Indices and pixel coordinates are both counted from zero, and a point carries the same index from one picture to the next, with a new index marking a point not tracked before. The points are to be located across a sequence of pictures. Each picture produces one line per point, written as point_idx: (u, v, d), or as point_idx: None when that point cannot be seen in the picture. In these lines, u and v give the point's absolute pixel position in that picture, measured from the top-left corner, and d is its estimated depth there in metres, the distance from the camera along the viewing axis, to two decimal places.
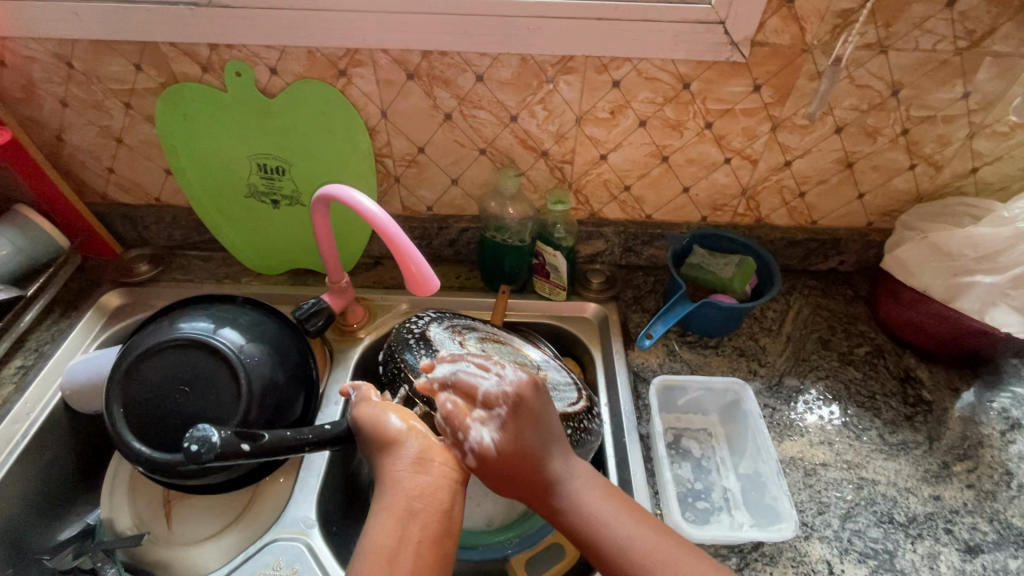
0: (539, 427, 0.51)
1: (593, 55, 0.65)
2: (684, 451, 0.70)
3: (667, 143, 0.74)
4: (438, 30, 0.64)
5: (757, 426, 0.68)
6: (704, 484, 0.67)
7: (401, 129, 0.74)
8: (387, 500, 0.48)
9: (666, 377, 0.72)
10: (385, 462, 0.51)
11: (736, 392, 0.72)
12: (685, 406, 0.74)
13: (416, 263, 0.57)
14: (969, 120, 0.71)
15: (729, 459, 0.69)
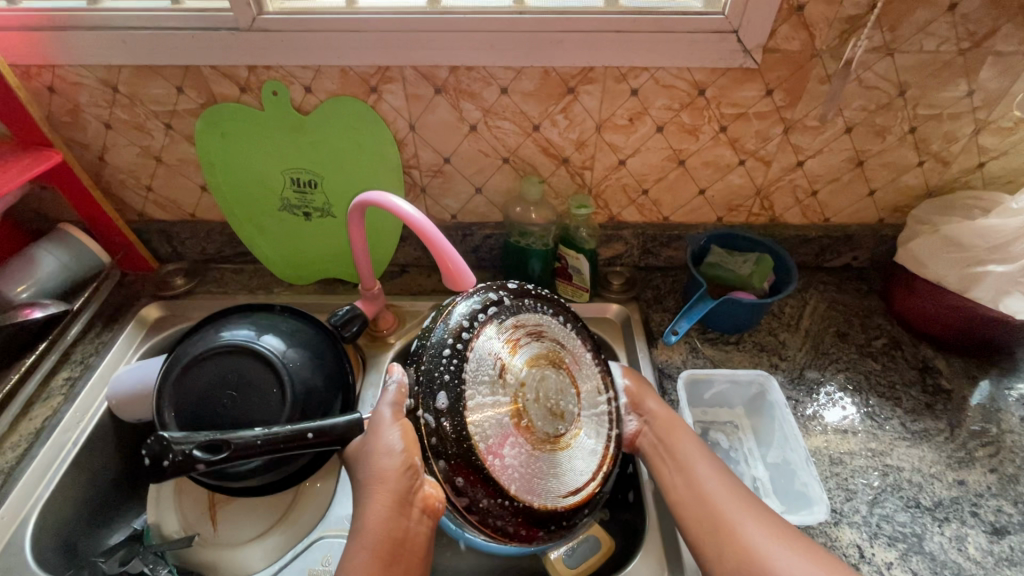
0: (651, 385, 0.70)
1: (613, 66, 0.69)
2: (712, 443, 0.73)
3: (684, 147, 0.77)
4: (466, 45, 0.67)
5: (783, 416, 0.70)
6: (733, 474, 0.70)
7: (428, 140, 0.78)
8: (366, 542, 0.52)
9: (693, 371, 0.75)
10: (369, 498, 0.54)
11: (761, 383, 0.74)
12: (711, 400, 0.77)
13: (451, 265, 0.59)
14: (975, 117, 0.73)
15: (757, 449, 0.72)
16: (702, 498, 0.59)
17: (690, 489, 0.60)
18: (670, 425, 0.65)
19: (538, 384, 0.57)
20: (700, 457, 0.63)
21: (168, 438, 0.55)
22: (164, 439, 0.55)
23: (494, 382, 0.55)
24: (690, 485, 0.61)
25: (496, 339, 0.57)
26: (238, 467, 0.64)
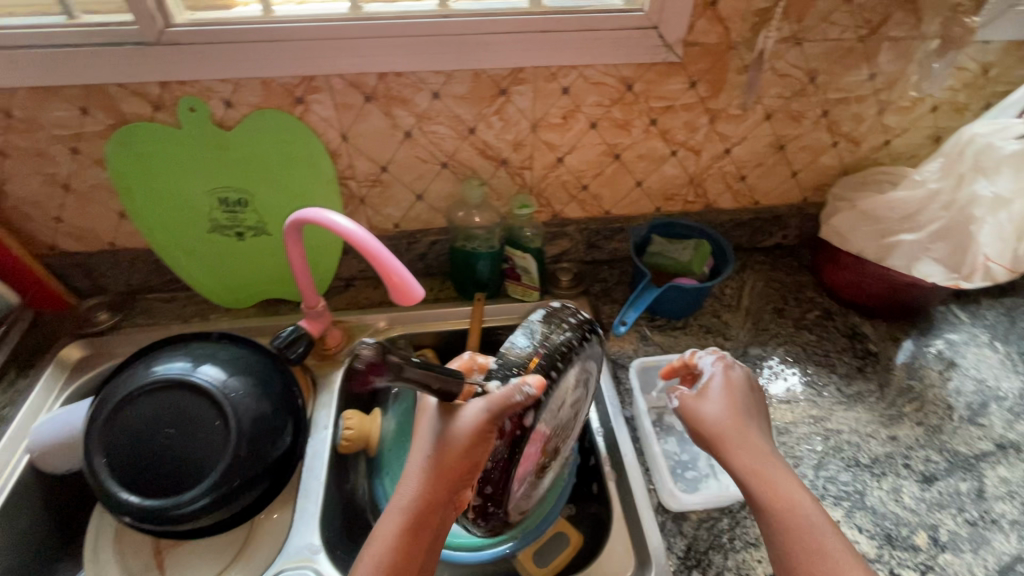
0: (754, 403, 0.62)
1: (541, 66, 0.69)
2: (669, 427, 0.74)
3: (618, 142, 0.79)
4: (392, 51, 0.66)
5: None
6: (690, 454, 0.71)
7: (363, 150, 0.76)
8: (397, 518, 0.53)
9: (643, 359, 0.77)
10: (416, 475, 0.53)
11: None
12: None
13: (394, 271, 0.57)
14: (878, 98, 0.79)
15: None
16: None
17: (777, 517, 0.53)
18: (776, 487, 0.55)
19: (572, 415, 0.63)
20: (815, 529, 0.52)
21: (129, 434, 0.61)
22: (124, 436, 0.61)
23: (559, 408, 0.59)
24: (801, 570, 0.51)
25: (576, 371, 0.60)
26: (183, 509, 0.60)
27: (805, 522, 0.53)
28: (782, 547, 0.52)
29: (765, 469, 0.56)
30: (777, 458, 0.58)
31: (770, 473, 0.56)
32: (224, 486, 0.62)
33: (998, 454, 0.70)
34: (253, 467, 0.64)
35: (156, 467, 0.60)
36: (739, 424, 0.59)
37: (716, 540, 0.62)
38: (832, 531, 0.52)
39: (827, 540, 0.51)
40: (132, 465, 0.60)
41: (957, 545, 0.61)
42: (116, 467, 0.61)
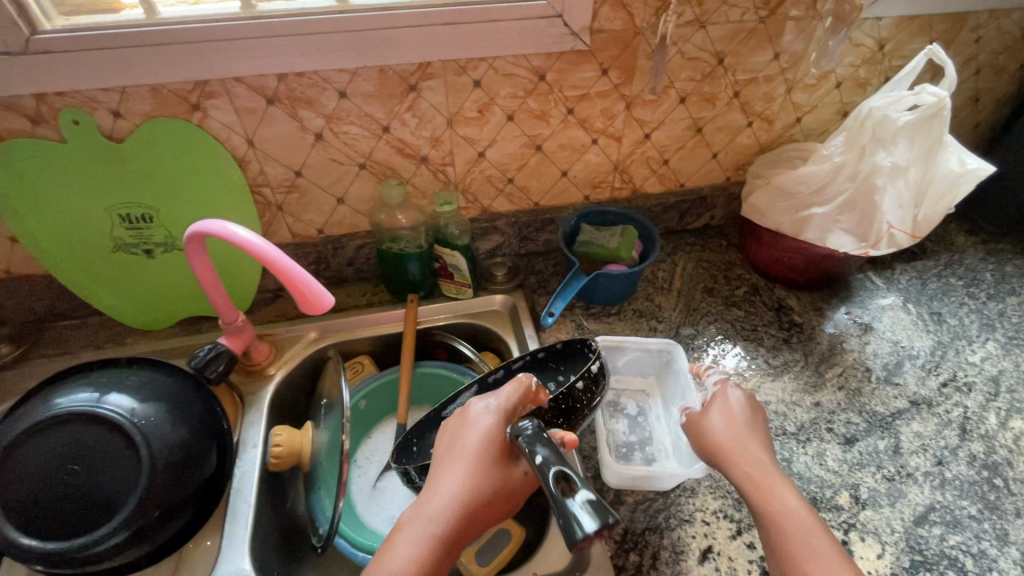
0: (758, 421, 0.63)
1: (449, 59, 0.68)
2: (621, 410, 0.77)
3: (537, 133, 0.79)
4: (289, 51, 0.63)
5: (685, 382, 0.73)
6: (637, 437, 0.74)
7: (272, 155, 0.73)
8: (419, 532, 0.50)
9: (607, 339, 0.76)
10: (453, 492, 0.52)
11: (670, 352, 0.77)
12: (624, 367, 0.80)
13: (301, 280, 0.55)
14: (785, 77, 0.81)
15: (663, 415, 0.76)
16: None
17: (772, 521, 0.54)
18: (773, 496, 0.55)
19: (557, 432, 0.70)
20: (810, 535, 0.52)
21: (32, 475, 0.57)
22: (26, 478, 0.57)
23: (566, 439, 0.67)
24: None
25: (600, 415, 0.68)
26: (96, 548, 0.57)
27: (797, 525, 0.53)
28: (779, 554, 0.52)
29: (763, 479, 0.57)
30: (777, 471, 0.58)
31: (769, 484, 0.56)
32: (142, 519, 0.58)
33: (912, 411, 0.73)
34: (173, 496, 0.60)
35: (64, 507, 0.57)
36: (744, 439, 0.60)
37: (653, 521, 0.63)
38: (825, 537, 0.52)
39: (820, 546, 0.51)
40: (37, 507, 0.56)
41: (876, 501, 0.64)
42: (19, 511, 0.56)
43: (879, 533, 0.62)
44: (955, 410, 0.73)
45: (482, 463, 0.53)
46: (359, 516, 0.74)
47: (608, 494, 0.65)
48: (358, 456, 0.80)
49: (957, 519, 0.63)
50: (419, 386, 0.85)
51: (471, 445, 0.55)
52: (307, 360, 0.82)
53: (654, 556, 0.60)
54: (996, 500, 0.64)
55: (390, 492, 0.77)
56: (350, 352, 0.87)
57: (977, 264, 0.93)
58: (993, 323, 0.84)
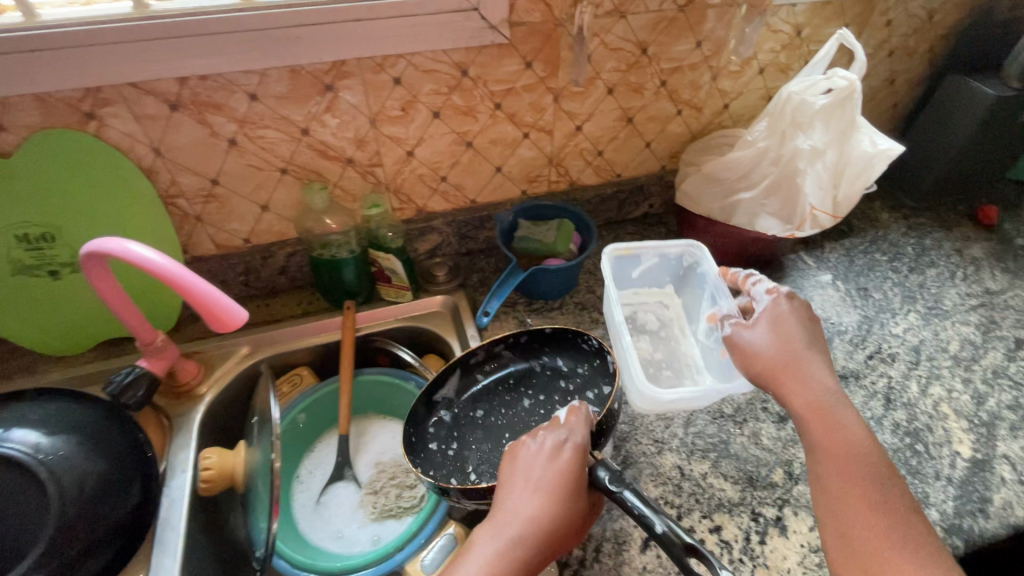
0: (812, 334, 0.62)
1: (364, 57, 0.65)
2: (643, 325, 0.80)
3: (466, 129, 0.77)
4: (188, 54, 0.59)
5: (714, 284, 0.75)
6: (664, 352, 0.77)
7: (183, 164, 0.69)
8: (499, 549, 0.50)
9: (619, 248, 0.78)
10: (534, 518, 0.51)
11: (691, 255, 0.80)
12: (639, 279, 0.83)
13: (204, 294, 0.52)
14: (709, 65, 0.82)
15: (688, 328, 0.80)
16: (861, 533, 0.49)
17: (836, 452, 0.54)
18: (837, 428, 0.55)
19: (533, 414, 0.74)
20: (879, 479, 0.52)
21: None
22: None
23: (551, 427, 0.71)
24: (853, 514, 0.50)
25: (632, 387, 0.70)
26: None
27: (864, 462, 0.53)
28: (829, 485, 0.53)
29: (825, 408, 0.56)
30: (839, 398, 0.58)
31: (831, 415, 0.56)
32: (57, 558, 0.54)
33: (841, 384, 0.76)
34: (91, 530, 0.57)
35: None
36: (799, 358, 0.60)
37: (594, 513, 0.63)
38: (892, 485, 0.51)
39: (888, 490, 0.51)
40: None
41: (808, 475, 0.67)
42: None
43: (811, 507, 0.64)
44: (880, 380, 0.76)
45: (553, 495, 0.52)
46: (302, 533, 0.72)
47: None
48: (300, 471, 0.78)
49: None
50: (362, 394, 0.83)
51: (542, 474, 0.54)
52: (240, 376, 0.79)
53: (597, 548, 0.60)
54: (918, 465, 0.68)
55: (334, 505, 0.74)
56: (288, 364, 0.84)
57: (899, 239, 0.97)
58: (914, 295, 0.88)
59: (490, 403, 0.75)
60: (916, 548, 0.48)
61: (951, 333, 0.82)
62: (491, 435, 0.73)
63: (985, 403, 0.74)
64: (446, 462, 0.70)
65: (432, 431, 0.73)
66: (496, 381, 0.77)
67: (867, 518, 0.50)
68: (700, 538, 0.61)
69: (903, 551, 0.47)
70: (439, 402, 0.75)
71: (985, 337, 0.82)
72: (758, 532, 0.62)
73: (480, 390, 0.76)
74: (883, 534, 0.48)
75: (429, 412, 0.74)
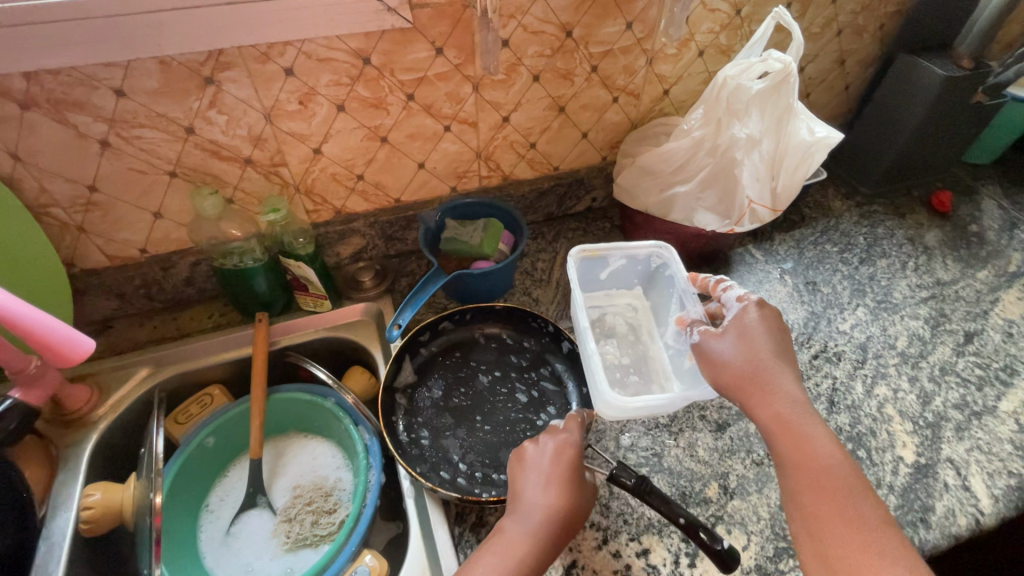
0: (783, 343, 0.57)
1: (245, 45, 0.58)
2: (610, 330, 0.75)
3: (378, 123, 0.71)
4: (28, 46, 0.52)
5: (681, 284, 0.71)
6: (633, 357, 0.73)
7: (50, 169, 0.61)
8: (526, 531, 0.51)
9: (586, 249, 0.73)
10: (554, 500, 0.53)
11: (659, 256, 0.75)
12: (606, 279, 0.77)
13: (50, 332, 0.52)
14: (643, 48, 0.76)
15: (659, 330, 0.75)
16: (838, 550, 0.44)
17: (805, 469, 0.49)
18: (804, 442, 0.50)
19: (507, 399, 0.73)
20: (849, 490, 0.47)
21: None
22: None
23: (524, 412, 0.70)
24: (823, 532, 0.45)
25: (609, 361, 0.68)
26: None
27: (836, 481, 0.47)
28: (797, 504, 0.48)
29: (792, 421, 0.51)
30: (810, 411, 0.52)
31: (797, 427, 0.51)
32: None
33: None
34: None
35: None
36: (769, 368, 0.55)
37: None
38: (867, 495, 0.46)
39: (857, 499, 0.46)
40: None
41: (744, 489, 0.63)
42: None
43: (745, 523, 0.60)
44: (824, 382, 0.73)
45: (563, 482, 0.54)
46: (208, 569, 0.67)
47: (470, 516, 0.61)
48: (210, 499, 0.72)
49: None
50: (280, 413, 0.76)
51: (553, 464, 0.55)
52: (140, 400, 0.73)
53: None
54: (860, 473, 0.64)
55: (245, 536, 0.69)
56: (200, 383, 0.77)
57: (851, 228, 0.93)
58: (864, 288, 0.84)
59: (448, 382, 0.73)
60: (893, 559, 0.42)
61: (901, 328, 0.79)
62: (462, 419, 0.69)
63: (931, 403, 0.70)
64: (427, 455, 0.66)
65: (402, 423, 0.68)
66: (443, 354, 0.75)
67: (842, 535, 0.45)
68: (627, 564, 0.57)
69: (882, 563, 0.42)
70: (399, 390, 0.71)
71: (934, 332, 0.78)
72: (688, 554, 0.58)
73: (433, 367, 0.74)
74: (868, 545, 0.43)
75: (394, 401, 0.70)
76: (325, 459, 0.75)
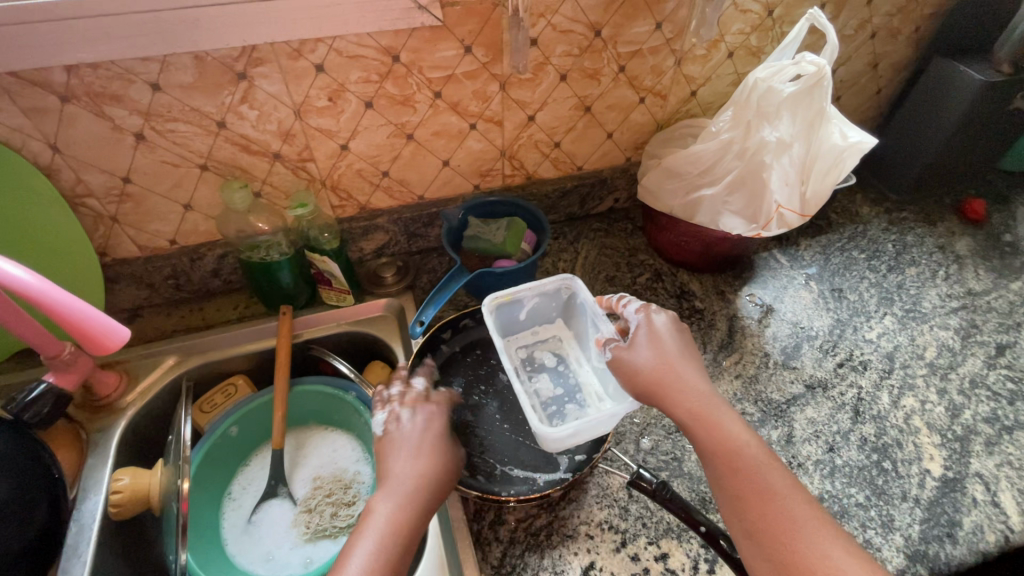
0: (688, 344, 0.59)
1: (278, 42, 0.59)
2: (540, 364, 0.74)
3: (405, 120, 0.71)
4: (72, 41, 0.53)
5: (592, 313, 0.70)
6: (565, 387, 0.72)
7: (88, 161, 0.63)
8: (395, 496, 0.51)
9: (497, 296, 0.71)
10: (416, 463, 0.54)
11: (568, 287, 0.73)
12: (524, 318, 0.76)
13: (86, 318, 0.53)
14: (672, 48, 0.75)
15: (583, 356, 0.74)
16: (760, 525, 0.46)
17: (721, 454, 0.50)
18: (718, 428, 0.52)
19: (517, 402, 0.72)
20: (760, 467, 0.49)
21: None
22: None
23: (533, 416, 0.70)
24: (750, 511, 0.47)
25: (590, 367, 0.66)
26: None
27: (752, 462, 0.49)
28: (726, 490, 0.49)
29: (706, 412, 0.53)
30: (719, 401, 0.54)
31: (712, 417, 0.53)
32: None
33: (807, 395, 0.71)
34: None
35: None
36: (674, 368, 0.56)
37: (534, 540, 0.59)
38: (775, 467, 0.49)
39: (771, 475, 0.48)
40: None
41: None
42: None
43: None
44: (849, 391, 0.71)
45: (434, 449, 0.56)
46: (230, 554, 0.68)
47: (488, 514, 0.61)
48: (232, 487, 0.74)
49: (844, 508, 0.61)
50: (302, 404, 0.78)
51: (417, 437, 0.57)
52: (167, 388, 0.74)
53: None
54: (884, 484, 0.63)
55: (266, 524, 0.70)
56: (223, 373, 0.79)
57: (880, 235, 0.92)
58: (891, 296, 0.83)
59: (468, 380, 0.73)
60: (811, 527, 0.45)
61: (929, 338, 0.77)
62: (483, 419, 0.69)
63: (960, 416, 0.69)
64: None
65: None
66: (463, 353, 0.76)
67: (763, 509, 0.47)
68: (645, 568, 0.57)
69: (799, 531, 0.45)
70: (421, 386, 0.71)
71: (964, 343, 0.77)
72: (707, 560, 0.57)
73: (454, 365, 0.74)
74: (781, 515, 0.46)
75: None
76: (345, 452, 0.76)
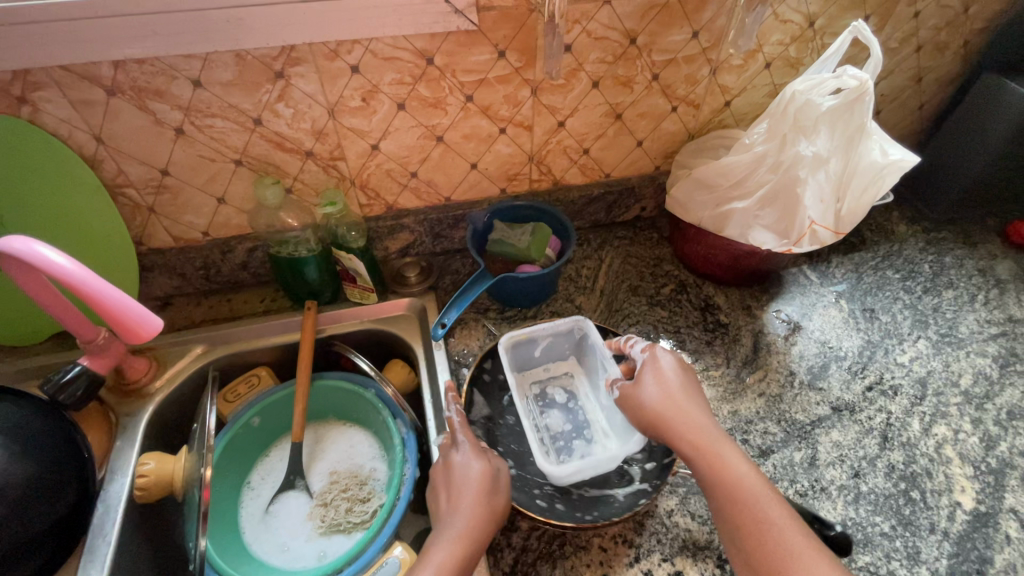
0: (692, 380, 0.60)
1: (316, 42, 0.60)
2: (550, 401, 0.74)
3: (435, 123, 0.71)
4: (120, 37, 0.55)
5: (602, 354, 0.69)
6: (573, 423, 0.71)
7: (130, 153, 0.65)
8: (446, 537, 0.52)
9: (513, 333, 0.71)
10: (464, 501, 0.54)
11: (580, 327, 0.73)
12: (537, 355, 0.75)
13: (121, 305, 0.55)
14: (707, 57, 0.74)
15: (591, 394, 0.74)
16: (759, 556, 0.47)
17: (722, 487, 0.52)
18: (719, 461, 0.53)
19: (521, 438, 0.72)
20: (759, 499, 0.50)
21: None
22: None
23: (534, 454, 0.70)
24: (749, 542, 0.48)
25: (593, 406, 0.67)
26: None
27: (752, 495, 0.50)
28: (727, 522, 0.50)
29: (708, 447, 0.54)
30: (722, 435, 0.56)
31: (715, 450, 0.54)
32: None
33: (833, 418, 0.69)
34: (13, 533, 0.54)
35: None
36: (678, 404, 0.58)
37: (546, 548, 0.58)
38: (775, 499, 0.50)
39: (769, 507, 0.49)
40: None
41: None
42: None
43: None
44: (878, 416, 0.69)
45: (482, 483, 0.56)
46: (246, 543, 0.70)
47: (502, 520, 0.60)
48: (252, 477, 0.75)
49: (867, 537, 0.59)
50: (322, 400, 0.79)
51: (462, 473, 0.57)
52: (193, 376, 0.76)
53: None
54: (910, 514, 0.61)
55: (283, 515, 0.71)
56: (247, 364, 0.80)
57: (916, 255, 0.89)
58: (925, 319, 0.80)
59: None
60: (808, 557, 0.46)
61: (965, 365, 0.74)
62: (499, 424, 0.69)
63: (995, 448, 0.66)
64: None
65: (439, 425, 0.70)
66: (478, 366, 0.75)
67: (761, 539, 0.48)
68: None
69: (796, 562, 0.46)
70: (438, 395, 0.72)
71: (1002, 372, 0.74)
72: None
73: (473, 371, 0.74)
74: (779, 547, 0.47)
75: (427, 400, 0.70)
76: (362, 449, 0.77)
